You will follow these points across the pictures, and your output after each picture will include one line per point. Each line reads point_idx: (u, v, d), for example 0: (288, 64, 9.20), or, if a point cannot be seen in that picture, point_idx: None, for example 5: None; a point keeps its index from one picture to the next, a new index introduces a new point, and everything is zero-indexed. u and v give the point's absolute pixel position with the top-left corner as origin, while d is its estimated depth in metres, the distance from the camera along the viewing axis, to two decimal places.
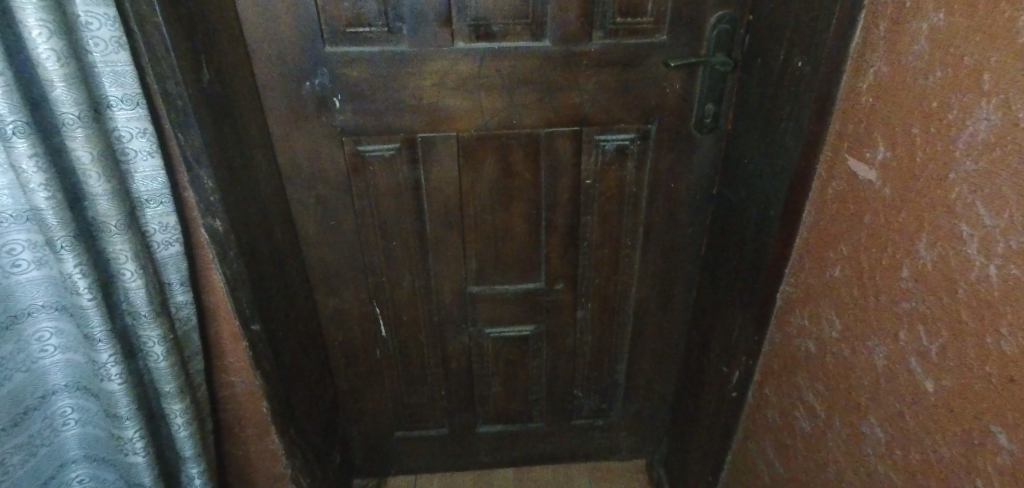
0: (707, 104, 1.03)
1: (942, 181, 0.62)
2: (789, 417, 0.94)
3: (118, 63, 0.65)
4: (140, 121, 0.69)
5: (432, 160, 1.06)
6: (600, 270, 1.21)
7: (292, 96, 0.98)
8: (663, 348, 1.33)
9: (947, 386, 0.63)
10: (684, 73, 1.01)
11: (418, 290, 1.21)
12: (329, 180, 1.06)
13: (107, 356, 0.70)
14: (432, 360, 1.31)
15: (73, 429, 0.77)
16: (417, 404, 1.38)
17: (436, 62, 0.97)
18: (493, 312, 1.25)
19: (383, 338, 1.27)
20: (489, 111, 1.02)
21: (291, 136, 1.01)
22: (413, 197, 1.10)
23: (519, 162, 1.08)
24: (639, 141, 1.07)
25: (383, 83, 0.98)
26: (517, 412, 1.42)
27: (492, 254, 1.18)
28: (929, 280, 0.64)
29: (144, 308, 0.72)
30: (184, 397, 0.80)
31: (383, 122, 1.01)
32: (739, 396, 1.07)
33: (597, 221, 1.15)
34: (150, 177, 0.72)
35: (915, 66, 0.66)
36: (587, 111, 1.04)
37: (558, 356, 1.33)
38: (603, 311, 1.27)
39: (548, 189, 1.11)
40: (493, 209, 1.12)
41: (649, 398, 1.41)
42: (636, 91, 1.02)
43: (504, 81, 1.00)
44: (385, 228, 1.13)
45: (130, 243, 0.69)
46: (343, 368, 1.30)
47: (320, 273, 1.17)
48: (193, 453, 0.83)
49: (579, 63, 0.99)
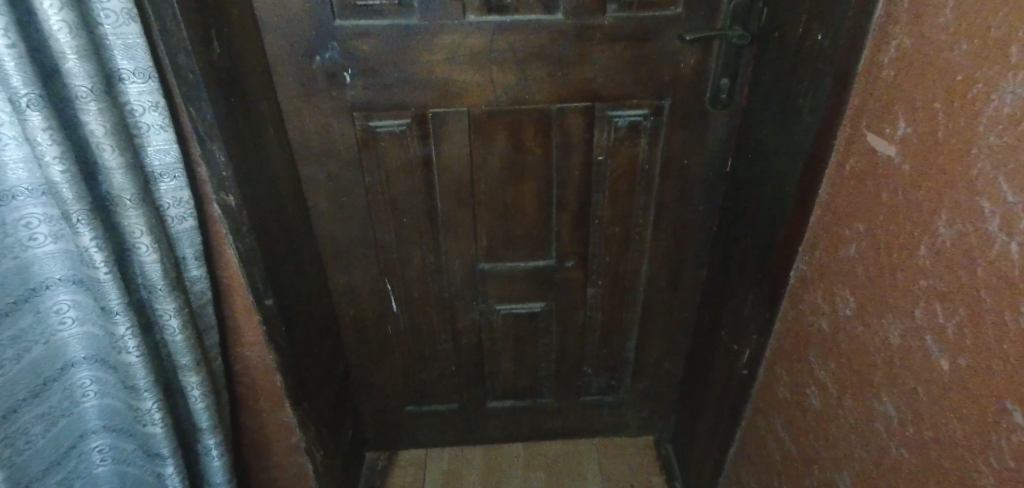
0: (722, 79, 1.01)
1: (964, 157, 0.61)
2: (800, 394, 0.94)
3: (130, 35, 0.64)
4: (152, 94, 0.67)
5: (443, 136, 1.05)
6: (611, 247, 1.21)
7: (302, 70, 0.97)
8: (673, 325, 1.33)
9: (963, 364, 0.62)
10: (700, 47, 0.99)
11: (429, 267, 1.21)
12: (341, 155, 1.06)
13: (125, 328, 0.70)
14: (443, 336, 1.32)
15: (93, 400, 0.78)
16: (428, 380, 1.39)
17: (447, 36, 0.96)
18: (504, 288, 1.25)
19: (393, 315, 1.27)
20: (501, 86, 1.01)
21: (302, 111, 1.01)
22: (424, 173, 1.09)
23: (531, 138, 1.07)
24: (652, 117, 1.06)
25: (394, 58, 0.97)
26: (527, 387, 1.43)
27: (504, 230, 1.18)
28: (948, 257, 0.64)
29: (159, 282, 0.72)
30: (200, 370, 0.80)
31: (394, 97, 1.01)
32: (750, 373, 1.07)
33: (608, 197, 1.14)
34: (163, 151, 0.71)
35: (939, 38, 0.64)
36: (599, 87, 1.02)
37: (568, 333, 1.33)
38: (613, 289, 1.27)
39: (560, 165, 1.10)
40: (503, 186, 1.12)
41: (659, 375, 1.41)
42: (650, 67, 1.01)
43: (516, 56, 0.98)
44: (396, 204, 1.13)
45: (145, 217, 0.68)
46: (355, 344, 1.31)
47: (332, 249, 1.17)
48: (210, 424, 0.84)
49: (592, 37, 0.97)
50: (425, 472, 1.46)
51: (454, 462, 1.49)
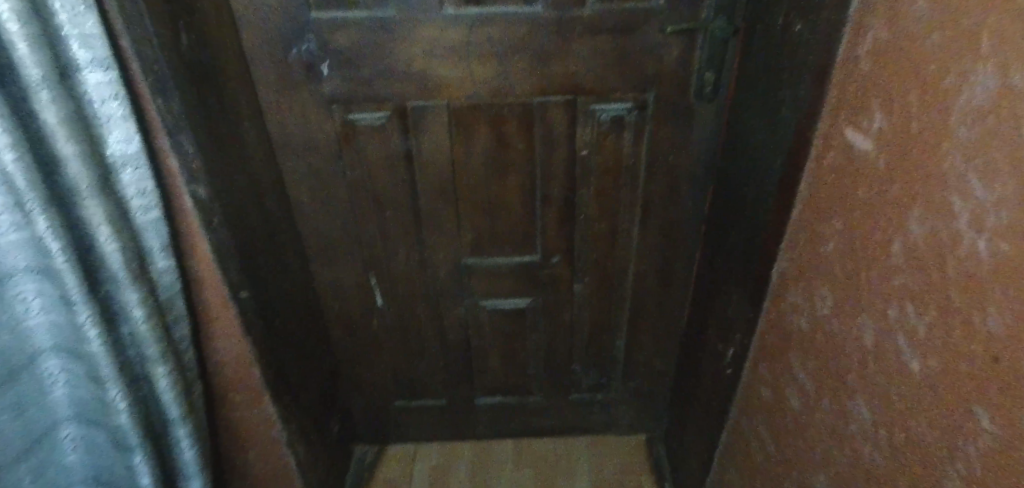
0: (706, 73, 0.99)
1: (936, 151, 0.59)
2: (781, 395, 0.91)
3: (87, 24, 0.63)
4: (112, 84, 0.67)
5: (423, 130, 1.04)
6: (597, 243, 1.19)
7: (280, 63, 0.96)
8: (663, 323, 1.30)
9: (932, 367, 0.60)
10: (683, 40, 0.97)
11: (414, 261, 1.20)
12: (321, 148, 1.06)
13: (85, 316, 0.71)
14: (429, 331, 1.31)
15: (62, 389, 0.78)
16: (416, 375, 1.38)
17: (425, 28, 0.95)
18: (489, 284, 1.24)
19: (379, 309, 1.27)
20: (480, 79, 1.00)
21: (282, 105, 1.01)
22: (406, 167, 1.09)
23: (513, 132, 1.06)
24: (636, 111, 1.04)
25: (371, 50, 0.96)
26: (516, 385, 1.41)
27: (487, 225, 1.16)
28: (919, 255, 0.61)
29: (120, 271, 0.72)
30: (166, 360, 0.81)
31: (373, 90, 1.00)
32: (735, 373, 1.05)
33: (594, 192, 1.13)
34: (125, 141, 0.70)
35: (912, 28, 0.62)
36: (581, 80, 1.01)
37: (556, 329, 1.32)
38: (601, 285, 1.25)
39: (543, 159, 1.09)
40: (486, 180, 1.11)
41: (649, 374, 1.38)
42: (633, 59, 0.99)
43: (495, 48, 0.97)
44: (378, 198, 1.12)
45: (102, 207, 0.69)
46: (342, 338, 1.31)
47: (315, 242, 1.17)
48: (179, 414, 0.85)
49: (573, 29, 0.96)
50: (414, 468, 1.46)
51: (442, 458, 1.48)
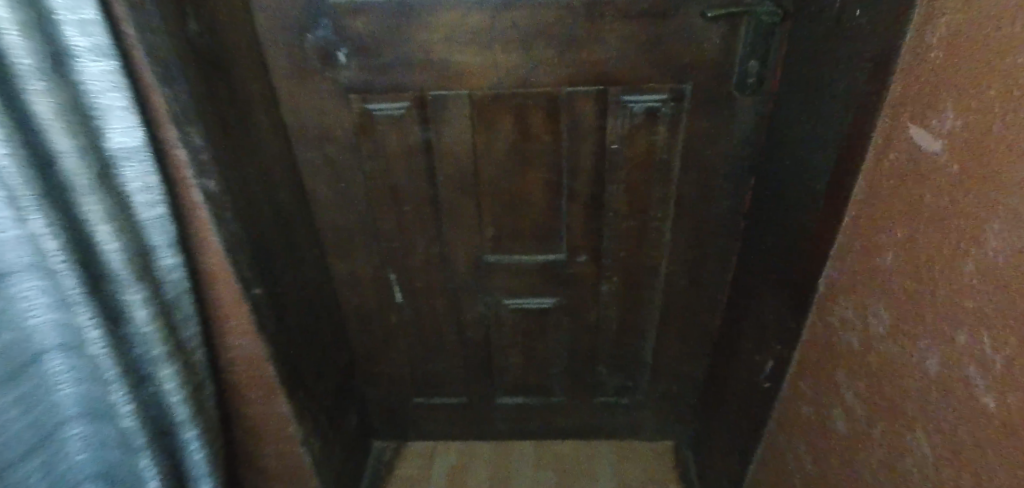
0: (751, 61, 0.91)
1: (1020, 157, 0.51)
2: (825, 415, 0.84)
3: (82, 9, 0.60)
4: (111, 73, 0.63)
5: (443, 120, 0.99)
6: (626, 242, 1.13)
7: (294, 49, 0.92)
8: (695, 328, 1.23)
9: (1010, 406, 0.52)
10: (725, 26, 0.89)
11: (433, 256, 1.16)
12: (337, 139, 1.01)
13: (86, 317, 0.67)
14: (449, 328, 1.26)
15: (69, 388, 0.73)
16: (435, 372, 1.34)
17: (445, 14, 0.89)
18: (511, 282, 1.19)
19: (398, 306, 1.23)
20: (505, 67, 0.94)
21: (297, 93, 0.96)
22: (426, 159, 1.04)
23: (538, 124, 1.00)
24: (671, 103, 0.97)
25: (389, 36, 0.91)
26: (538, 386, 1.36)
27: (511, 221, 1.11)
28: (997, 277, 0.54)
29: (122, 271, 0.69)
30: (172, 361, 0.78)
31: (392, 78, 0.95)
32: (772, 387, 0.98)
33: (624, 188, 1.06)
34: (126, 133, 0.66)
35: (992, 14, 0.54)
36: (612, 69, 0.94)
37: (581, 331, 1.26)
38: (629, 286, 1.19)
39: (570, 153, 1.03)
40: (509, 174, 1.05)
41: (678, 379, 1.32)
42: (669, 46, 0.91)
43: (520, 34, 0.91)
44: (397, 191, 1.07)
45: (101, 203, 0.65)
46: (360, 333, 1.27)
47: (333, 236, 1.13)
48: (186, 417, 0.82)
49: (604, 14, 0.89)
50: (432, 466, 1.42)
51: (461, 457, 1.44)
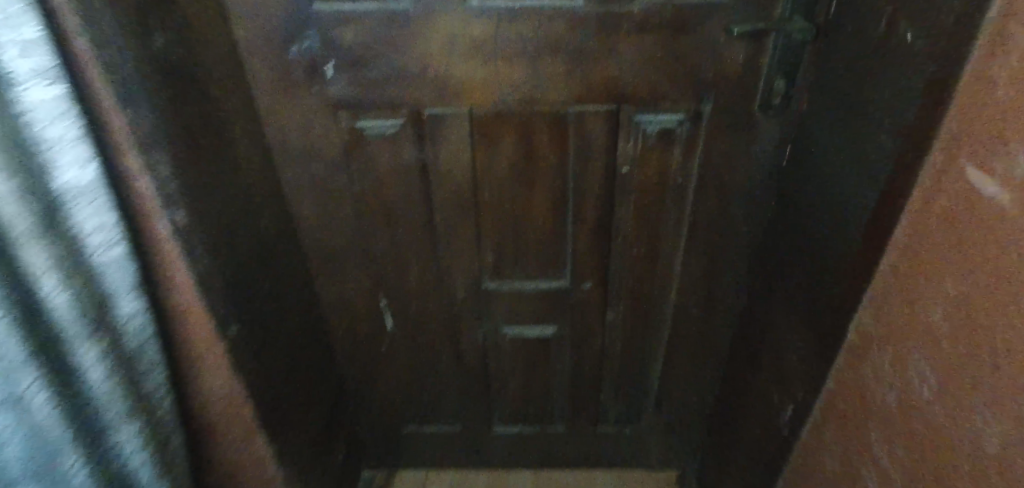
0: (777, 79, 0.83)
1: None
2: (853, 471, 0.77)
3: (26, 27, 0.52)
4: (58, 99, 0.55)
5: (440, 139, 0.91)
6: (636, 269, 1.05)
7: (277, 62, 0.83)
8: (706, 358, 1.16)
9: None
10: (751, 42, 0.82)
11: (428, 282, 1.08)
12: (325, 158, 0.93)
13: (34, 382, 0.57)
14: (444, 356, 1.19)
15: (14, 455, 0.58)
16: (429, 401, 1.26)
17: (443, 25, 0.80)
18: (511, 309, 1.11)
19: (390, 332, 1.15)
20: (509, 84, 0.86)
21: (279, 109, 0.87)
22: (421, 181, 0.95)
23: (543, 143, 0.92)
24: (688, 123, 0.89)
25: (382, 49, 0.82)
26: (537, 414, 1.29)
27: (512, 246, 1.03)
28: None
29: (72, 323, 0.60)
30: (132, 416, 0.70)
31: (385, 95, 0.86)
32: (792, 432, 0.91)
33: (634, 213, 0.98)
34: (75, 166, 0.58)
35: None
36: (626, 87, 0.86)
37: (585, 359, 1.19)
38: (637, 315, 1.11)
39: (577, 175, 0.95)
40: (511, 196, 0.97)
41: (685, 409, 1.25)
42: (690, 62, 0.84)
43: (526, 48, 0.82)
44: (390, 214, 0.99)
45: (51, 250, 0.56)
46: (349, 360, 1.19)
47: (319, 260, 1.04)
48: (147, 476, 0.73)
49: (618, 27, 0.81)
50: None
51: None
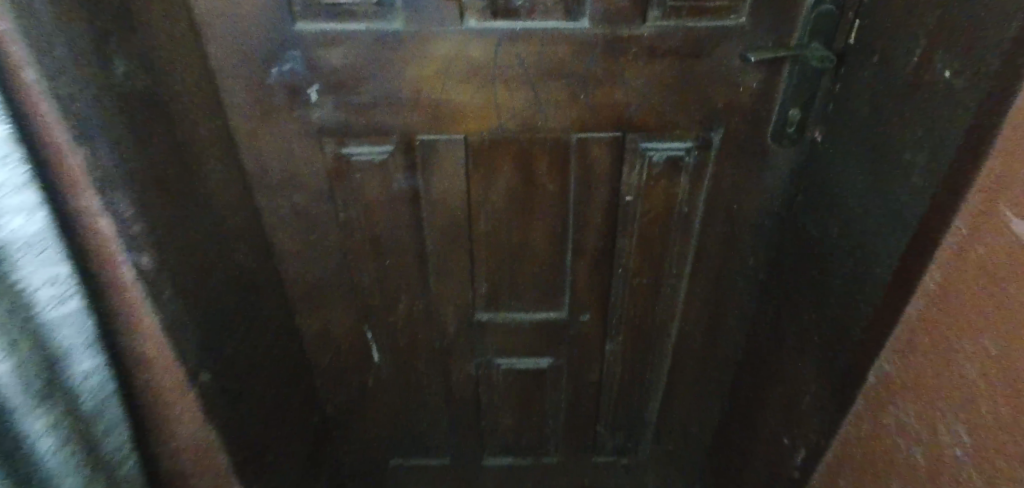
0: (792, 108, 0.79)
1: None
2: None
3: None
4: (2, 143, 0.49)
5: (433, 167, 0.85)
6: (637, 301, 1.00)
7: (255, 84, 0.76)
8: (707, 389, 1.12)
9: None
10: (766, 69, 0.77)
11: (417, 313, 1.01)
12: (307, 186, 0.86)
13: None
14: (434, 388, 1.12)
15: None
16: (416, 434, 1.20)
17: (438, 47, 0.74)
18: (505, 341, 1.05)
19: (376, 365, 1.08)
20: (508, 110, 0.80)
21: (257, 135, 0.80)
22: (411, 210, 0.89)
23: (543, 172, 0.86)
24: (696, 151, 0.84)
25: (371, 72, 0.76)
26: (530, 447, 1.23)
27: (508, 277, 0.97)
28: None
29: (10, 384, 0.55)
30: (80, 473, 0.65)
31: (373, 120, 0.80)
32: (804, 477, 0.87)
33: (637, 243, 0.93)
34: (21, 215, 0.52)
35: None
36: (633, 114, 0.81)
37: (582, 390, 1.13)
38: (637, 346, 1.06)
39: (579, 205, 0.89)
40: (507, 226, 0.91)
41: (684, 440, 1.20)
42: (701, 88, 0.79)
43: (527, 72, 0.77)
44: (377, 244, 0.93)
45: None
46: (332, 394, 1.12)
47: (300, 291, 0.97)
48: None
49: (625, 52, 0.75)
50: None
51: None
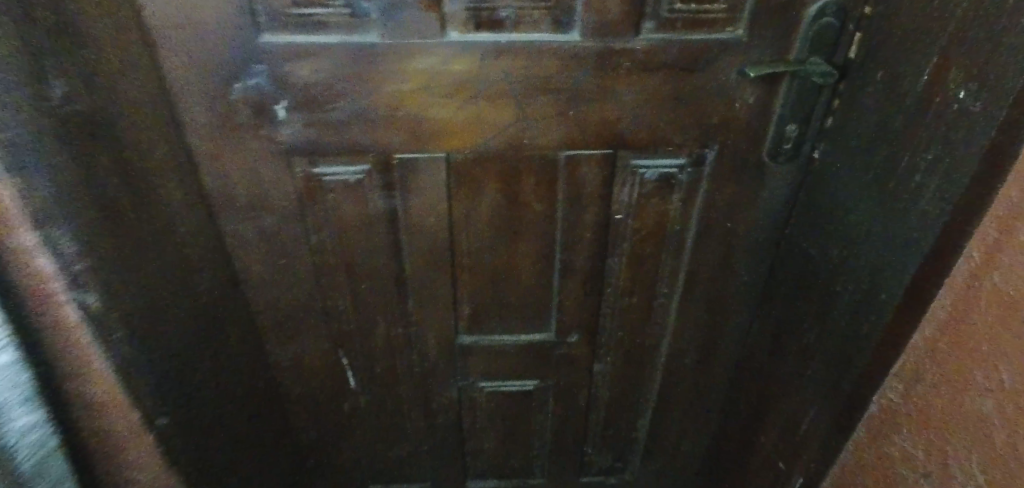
0: (790, 124, 0.76)
1: None
2: None
3: None
4: None
5: (412, 188, 0.79)
6: (627, 320, 0.96)
7: (216, 102, 0.70)
8: (697, 406, 1.09)
9: None
10: (763, 84, 0.73)
11: (396, 338, 0.96)
12: (275, 209, 0.80)
13: None
14: (415, 413, 1.07)
15: None
16: (396, 461, 1.14)
17: (416, 60, 0.69)
18: (490, 364, 1.00)
19: (352, 391, 1.02)
20: (493, 127, 0.75)
21: (219, 155, 0.74)
22: (389, 232, 0.83)
23: (529, 191, 0.81)
24: (689, 168, 0.80)
25: (345, 87, 0.70)
26: (516, 469, 1.18)
27: (493, 299, 0.92)
28: None
29: None
30: None
31: (347, 138, 0.74)
32: None
33: (627, 263, 0.89)
34: None
35: None
36: (625, 130, 0.76)
37: (570, 411, 1.09)
38: (627, 366, 1.02)
39: (567, 225, 0.85)
40: (492, 248, 0.86)
41: (674, 458, 1.17)
42: (695, 104, 0.75)
43: (512, 88, 0.72)
44: (353, 268, 0.87)
45: None
46: (306, 424, 1.05)
47: (269, 319, 0.91)
48: None
49: (617, 66, 0.71)
50: None
51: None
